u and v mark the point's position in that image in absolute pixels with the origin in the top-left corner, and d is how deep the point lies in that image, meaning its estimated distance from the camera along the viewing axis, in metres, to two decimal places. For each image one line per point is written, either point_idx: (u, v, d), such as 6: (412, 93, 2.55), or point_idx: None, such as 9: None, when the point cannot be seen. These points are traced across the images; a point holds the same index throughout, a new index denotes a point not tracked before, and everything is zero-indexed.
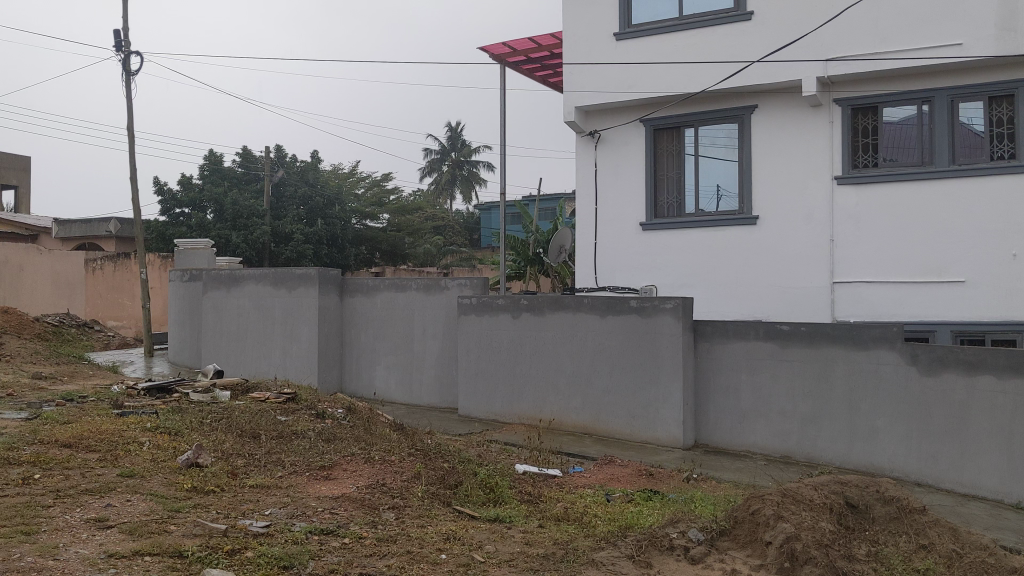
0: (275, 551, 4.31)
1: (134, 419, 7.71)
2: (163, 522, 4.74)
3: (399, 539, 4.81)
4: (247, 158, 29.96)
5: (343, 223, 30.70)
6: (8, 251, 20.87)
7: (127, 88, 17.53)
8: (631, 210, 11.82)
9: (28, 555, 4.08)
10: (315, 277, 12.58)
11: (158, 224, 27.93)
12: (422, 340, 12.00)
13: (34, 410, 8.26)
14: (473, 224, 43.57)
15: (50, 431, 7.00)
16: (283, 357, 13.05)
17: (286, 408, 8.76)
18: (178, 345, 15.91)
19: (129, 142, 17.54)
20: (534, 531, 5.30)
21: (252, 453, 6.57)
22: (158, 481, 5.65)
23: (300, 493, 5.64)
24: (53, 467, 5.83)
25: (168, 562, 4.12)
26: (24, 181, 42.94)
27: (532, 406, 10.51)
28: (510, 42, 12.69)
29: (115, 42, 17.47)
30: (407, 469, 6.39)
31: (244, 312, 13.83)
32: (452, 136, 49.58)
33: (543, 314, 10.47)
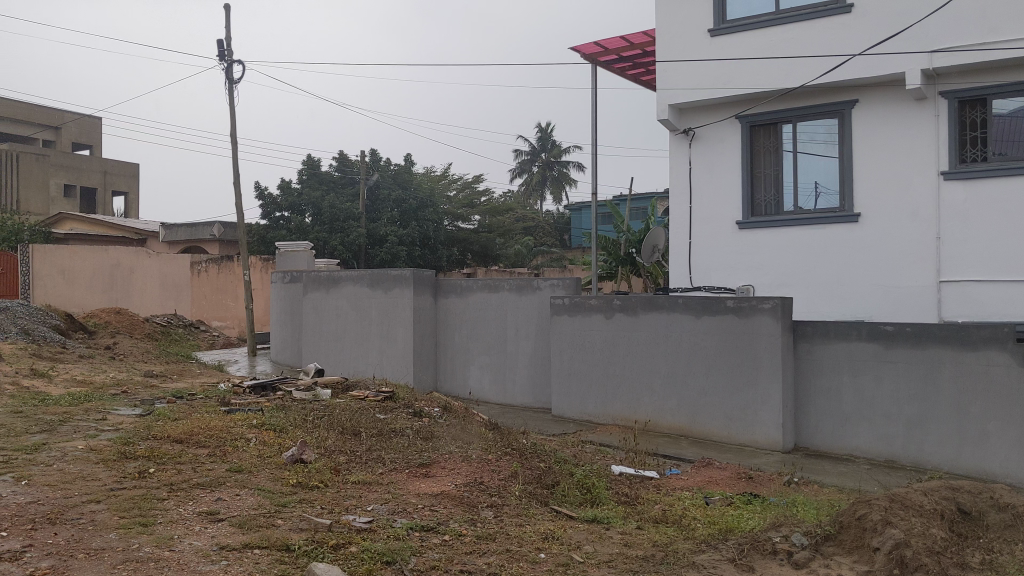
0: (378, 547, 4.39)
1: (242, 416, 7.97)
2: (270, 516, 4.88)
3: (499, 537, 4.85)
4: (343, 162, 30.56)
5: (436, 225, 31.06)
6: (118, 254, 21.93)
7: (229, 96, 18.09)
8: (727, 209, 11.65)
9: (146, 545, 4.26)
10: (410, 278, 12.77)
11: (259, 228, 28.83)
12: (515, 340, 12.05)
13: (148, 407, 8.62)
14: (563, 225, 43.52)
15: (163, 427, 7.29)
16: (380, 356, 13.29)
17: (385, 406, 8.91)
18: (279, 345, 16.33)
19: (231, 147, 18.11)
20: (632, 533, 5.28)
21: (353, 450, 6.72)
22: (265, 476, 5.82)
23: (401, 490, 5.73)
24: (166, 461, 6.07)
25: (277, 555, 4.24)
26: (133, 188, 44.81)
27: (626, 407, 10.46)
28: (602, 41, 12.63)
29: (218, 52, 18.05)
30: (503, 468, 6.43)
31: (342, 312, 14.14)
32: (541, 136, 49.62)
33: (637, 315, 10.39)
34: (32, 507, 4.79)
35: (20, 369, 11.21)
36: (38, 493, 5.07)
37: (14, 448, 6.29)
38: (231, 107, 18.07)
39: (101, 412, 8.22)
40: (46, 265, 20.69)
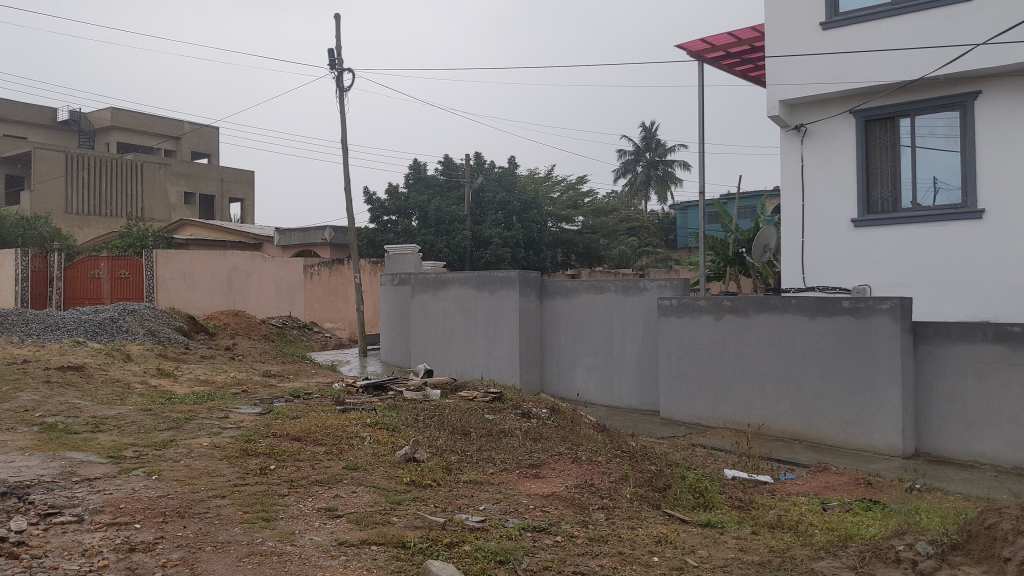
0: (491, 546, 4.43)
1: (356, 415, 8.15)
2: (386, 513, 4.97)
3: (611, 540, 4.83)
4: (449, 166, 30.93)
5: (540, 226, 31.12)
6: (234, 258, 23.01)
7: (340, 103, 18.54)
8: (841, 207, 11.32)
9: (269, 540, 4.40)
10: (516, 280, 12.85)
11: (367, 231, 29.48)
12: (622, 341, 11.97)
13: (267, 406, 8.91)
14: (668, 225, 43.00)
15: (282, 425, 7.53)
16: (487, 357, 13.40)
17: (493, 406, 8.99)
18: (387, 346, 16.62)
19: (342, 154, 18.55)
20: (747, 538, 5.18)
21: (464, 449, 6.80)
22: (380, 474, 5.94)
23: (512, 490, 5.76)
24: (286, 458, 6.27)
25: (393, 552, 4.32)
26: (249, 195, 46.35)
27: (737, 410, 10.27)
28: (708, 38, 12.44)
29: (329, 61, 18.54)
30: (614, 470, 6.40)
31: (449, 314, 14.32)
32: (645, 135, 49.18)
33: (748, 316, 10.19)
34: (163, 501, 5.01)
35: (148, 369, 11.77)
36: (168, 487, 5.31)
37: (145, 444, 6.60)
38: (341, 114, 18.52)
39: (224, 410, 8.54)
40: (168, 269, 22.01)
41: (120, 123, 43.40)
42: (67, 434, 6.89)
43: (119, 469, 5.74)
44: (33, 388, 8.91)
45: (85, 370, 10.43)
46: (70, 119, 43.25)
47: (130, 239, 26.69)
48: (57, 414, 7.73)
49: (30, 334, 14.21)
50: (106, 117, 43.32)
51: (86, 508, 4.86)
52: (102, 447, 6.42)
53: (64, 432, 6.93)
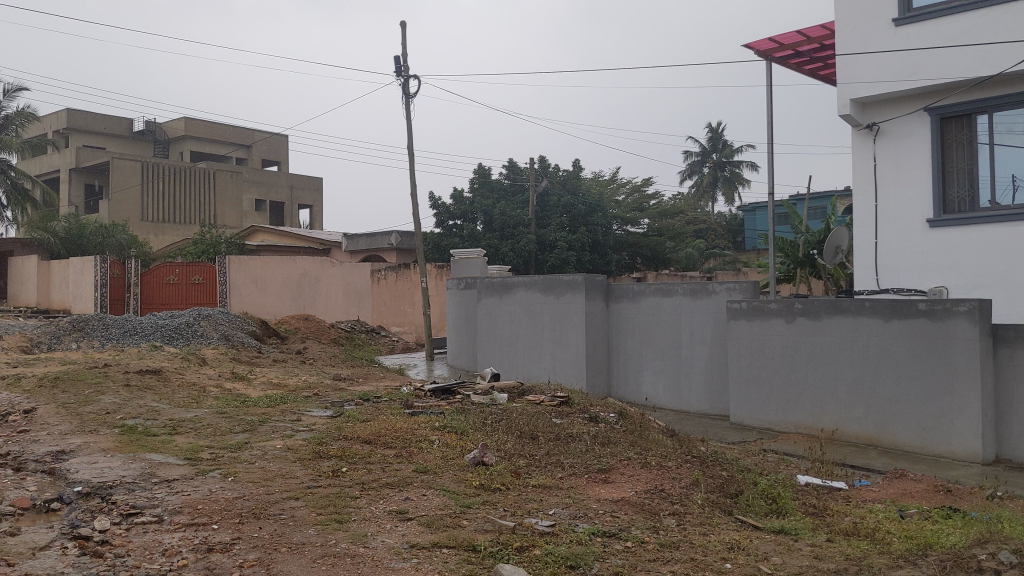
0: (561, 551, 4.42)
1: (425, 419, 8.22)
2: (456, 517, 5.00)
3: (683, 546, 4.78)
4: (514, 170, 31.01)
5: (605, 229, 30.97)
6: (304, 264, 23.50)
7: (406, 110, 18.72)
8: (916, 206, 11.04)
9: (342, 541, 4.46)
10: (582, 284, 12.81)
11: (433, 236, 29.74)
12: (690, 345, 11.84)
13: (338, 409, 9.04)
14: (736, 227, 42.44)
15: (353, 428, 7.62)
16: (554, 360, 13.38)
17: (561, 410, 8.98)
18: (454, 350, 16.71)
19: (408, 159, 18.73)
20: (823, 545, 5.08)
21: (532, 453, 6.80)
22: (450, 477, 5.98)
23: (581, 495, 5.74)
24: (357, 460, 6.36)
25: (463, 555, 4.35)
26: (318, 202, 47.10)
27: (809, 415, 10.07)
28: (776, 37, 12.22)
29: (395, 69, 18.74)
30: (683, 476, 6.33)
31: (515, 318, 14.34)
32: (712, 136, 48.68)
33: (820, 319, 10.01)
34: (239, 502, 5.12)
35: (223, 372, 12.04)
36: (244, 489, 5.42)
37: (221, 446, 6.75)
38: (407, 121, 18.70)
39: (296, 413, 8.69)
40: (242, 275, 22.69)
41: (193, 133, 44.53)
42: (147, 436, 7.09)
43: (196, 471, 5.88)
44: (114, 391, 9.19)
45: (162, 374, 10.72)
46: (146, 130, 44.50)
47: (204, 245, 27.34)
48: (137, 417, 7.96)
49: (110, 339, 14.66)
50: (180, 127, 44.46)
51: (165, 509, 4.99)
52: (180, 449, 6.58)
53: (144, 435, 7.13)
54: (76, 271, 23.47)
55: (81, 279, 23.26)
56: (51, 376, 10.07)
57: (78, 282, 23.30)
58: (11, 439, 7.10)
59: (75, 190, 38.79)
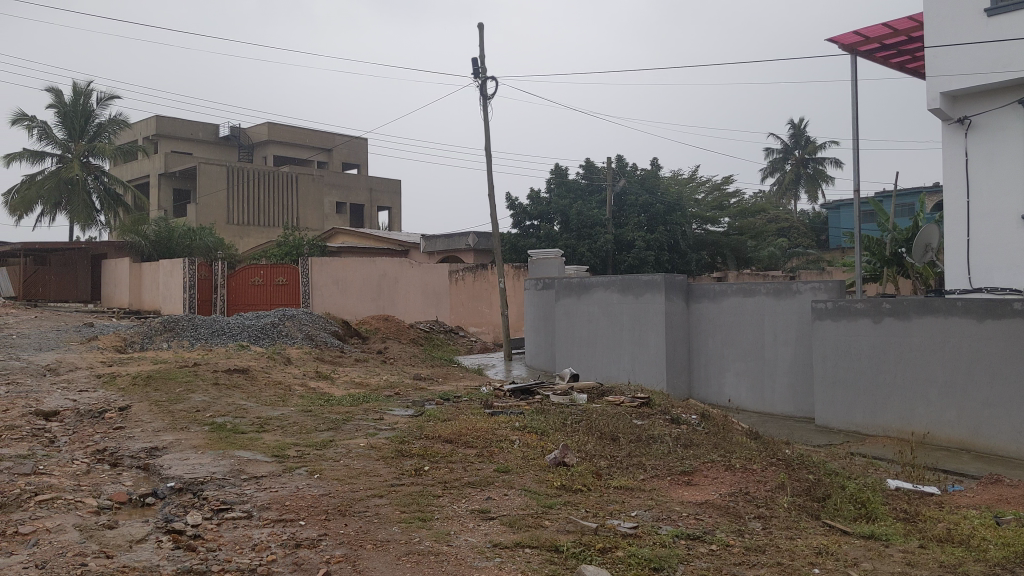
0: (644, 553, 4.38)
1: (506, 419, 8.24)
2: (538, 517, 5.00)
3: (769, 550, 4.69)
4: (591, 170, 30.96)
5: (684, 229, 30.57)
6: (384, 264, 23.84)
7: (484, 112, 18.80)
8: (1011, 202, 10.66)
9: (426, 539, 4.51)
10: (662, 284, 12.69)
11: (510, 237, 29.85)
12: (774, 346, 11.63)
13: (419, 409, 9.13)
14: (819, 225, 41.48)
15: (434, 427, 7.68)
16: (633, 361, 13.27)
17: (642, 411, 8.90)
18: (532, 350, 16.71)
19: (486, 161, 18.80)
20: (915, 551, 4.93)
21: (613, 454, 6.77)
22: (531, 477, 5.98)
23: (663, 497, 5.68)
24: (439, 459, 6.41)
25: (546, 555, 4.34)
26: (396, 204, 47.65)
27: (898, 417, 9.79)
28: (862, 29, 11.89)
29: (473, 70, 18.85)
30: (769, 479, 6.22)
31: (594, 318, 14.27)
32: (794, 133, 47.72)
33: (909, 319, 9.74)
34: (326, 499, 5.20)
35: (307, 372, 12.25)
36: (329, 486, 5.50)
37: (306, 444, 6.87)
38: (485, 122, 18.77)
39: (379, 413, 8.78)
40: (323, 276, 23.20)
41: (276, 137, 45.54)
42: (235, 434, 7.26)
43: (283, 468, 6.00)
44: (203, 390, 9.43)
45: (249, 373, 10.97)
46: (231, 135, 45.65)
47: (287, 247, 27.95)
48: (226, 415, 8.17)
49: (199, 339, 15.09)
50: (263, 132, 45.52)
51: (254, 505, 5.10)
52: (268, 446, 6.72)
53: (233, 432, 7.30)
54: (166, 273, 24.24)
55: (170, 281, 24.00)
56: (144, 374, 10.39)
57: (168, 283, 24.05)
58: (107, 436, 7.35)
59: (165, 195, 40.05)
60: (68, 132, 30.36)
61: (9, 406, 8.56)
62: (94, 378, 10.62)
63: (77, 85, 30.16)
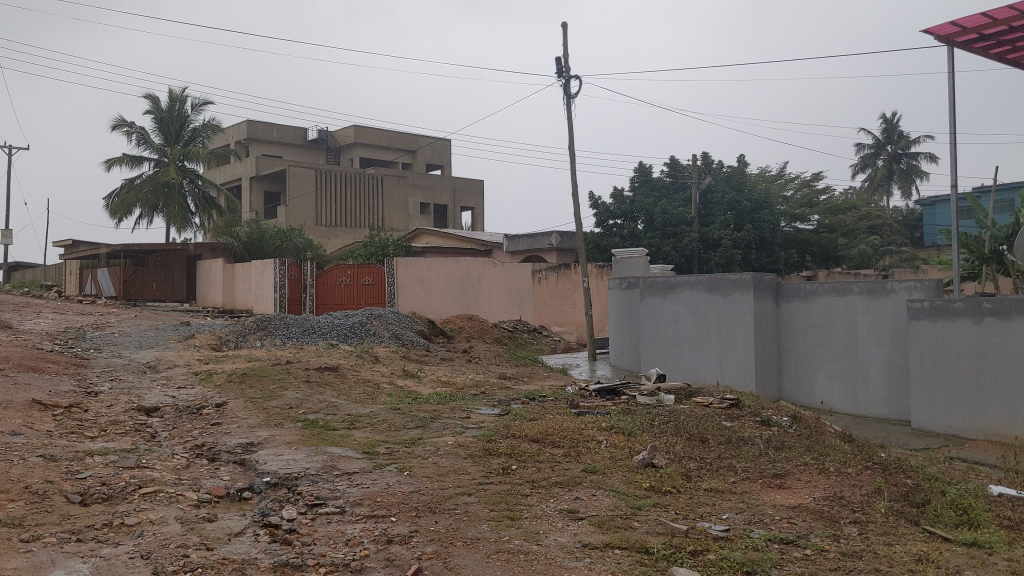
0: (736, 556, 4.31)
1: (593, 419, 8.21)
2: (627, 518, 4.97)
3: (866, 555, 4.57)
4: (675, 168, 30.74)
5: (773, 226, 29.95)
6: (466, 264, 24.00)
7: (567, 111, 18.78)
8: None
9: (515, 538, 4.52)
10: (750, 284, 12.48)
11: (593, 235, 29.77)
12: (867, 347, 11.33)
13: (505, 407, 9.16)
14: (913, 222, 40.17)
15: (521, 427, 7.69)
16: (721, 361, 13.07)
17: (731, 413, 8.77)
18: (617, 350, 16.60)
19: (570, 160, 18.74)
20: (1021, 561, 4.73)
21: (702, 457, 6.68)
22: (619, 478, 5.94)
23: (755, 500, 5.58)
24: (526, 459, 6.41)
25: (637, 557, 4.31)
26: (479, 204, 47.91)
27: (1000, 420, 9.43)
28: (959, 18, 11.48)
29: (557, 69, 18.84)
30: (865, 483, 6.05)
31: (680, 318, 14.11)
32: (886, 127, 46.42)
33: (1011, 319, 9.38)
34: (416, 496, 5.26)
35: (395, 370, 12.41)
36: (419, 483, 5.57)
37: (396, 441, 6.96)
38: (569, 121, 18.73)
39: (465, 411, 8.84)
40: (408, 276, 23.81)
41: (362, 139, 46.38)
42: (326, 430, 7.41)
43: (374, 465, 6.09)
44: (295, 387, 9.65)
45: (339, 371, 11.19)
46: (319, 138, 46.61)
47: (373, 248, 28.40)
48: (317, 412, 8.35)
49: (290, 337, 15.43)
50: (350, 134, 46.37)
51: (346, 501, 5.20)
52: (358, 443, 6.84)
53: (324, 429, 7.45)
54: (258, 273, 24.89)
55: (262, 282, 24.63)
56: (239, 372, 10.68)
57: (260, 283, 24.70)
58: (204, 431, 7.59)
59: (256, 198, 41.10)
60: (164, 138, 31.41)
61: (112, 402, 8.90)
62: (191, 375, 10.97)
63: (173, 91, 31.19)
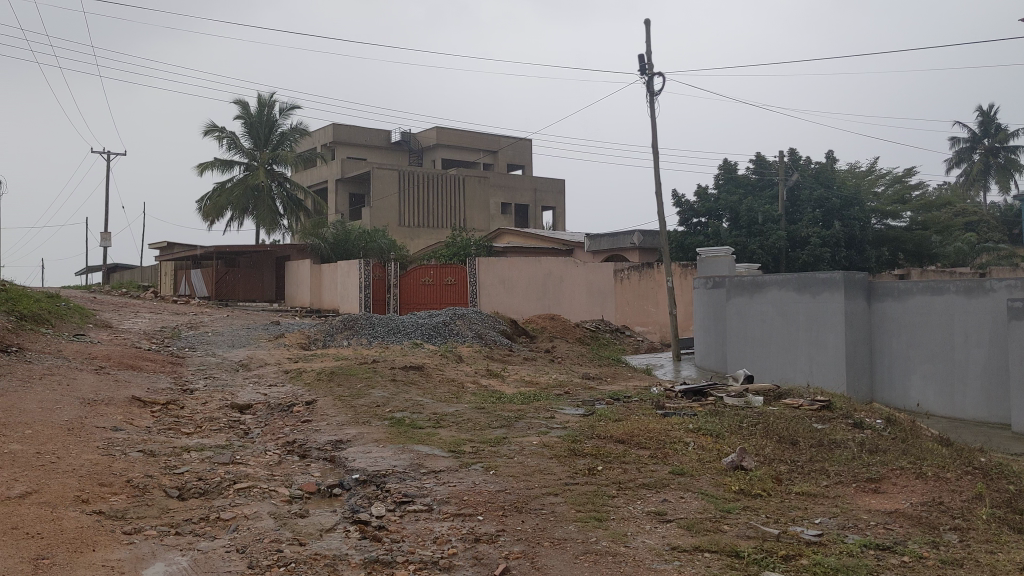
0: (830, 562, 4.20)
1: (680, 420, 8.11)
2: (717, 521, 4.89)
3: (967, 563, 4.40)
4: (761, 165, 30.21)
5: (863, 223, 29.15)
6: (549, 264, 24.03)
7: (650, 108, 18.59)
8: None
9: (603, 539, 4.49)
10: (841, 282, 12.19)
11: (677, 234, 29.48)
12: (965, 348, 10.94)
13: (590, 408, 9.12)
14: (1013, 218, 38.66)
15: (607, 427, 7.66)
16: (810, 362, 12.79)
17: (822, 415, 8.56)
18: (704, 350, 16.39)
19: (653, 157, 18.53)
20: None
21: (793, 459, 6.53)
22: (707, 481, 5.86)
23: (849, 505, 5.44)
24: (612, 460, 6.37)
25: (727, 561, 4.24)
26: (560, 203, 47.83)
27: None
28: None
29: (639, 67, 18.67)
30: (964, 489, 5.83)
31: (768, 317, 13.85)
32: (983, 120, 44.83)
33: None
34: (503, 495, 5.28)
35: (479, 369, 12.49)
36: (505, 482, 5.59)
37: (481, 440, 6.99)
38: (652, 119, 18.53)
39: (549, 411, 8.83)
40: (490, 276, 24.36)
41: (444, 141, 46.82)
42: (413, 429, 7.48)
43: (460, 463, 6.14)
44: (382, 386, 9.79)
45: (424, 370, 11.30)
46: (402, 140, 47.23)
47: (456, 248, 28.62)
48: (404, 410, 8.44)
49: (376, 336, 15.67)
50: (433, 136, 46.86)
51: (434, 498, 5.24)
52: (444, 442, 6.90)
53: (411, 427, 7.52)
54: (344, 273, 25.36)
55: (348, 282, 25.10)
56: (327, 370, 10.87)
57: (346, 283, 25.18)
58: (295, 428, 7.74)
59: (342, 199, 41.84)
60: (254, 142, 32.23)
61: (207, 399, 9.16)
62: (282, 373, 11.22)
63: (262, 96, 31.93)
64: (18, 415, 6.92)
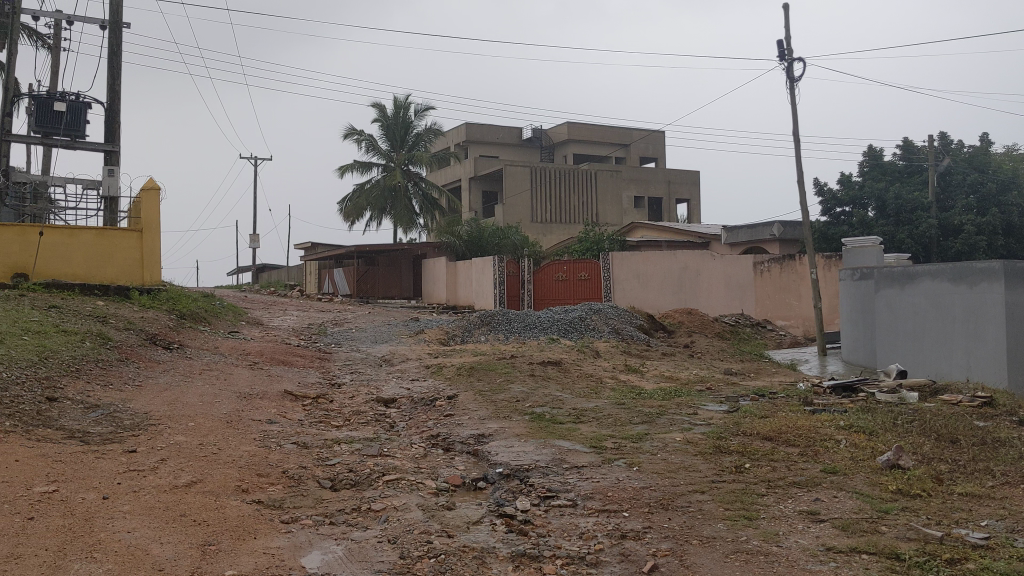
0: (1000, 566, 3.95)
1: (829, 418, 7.82)
2: (874, 522, 4.70)
3: None
4: (909, 149, 28.71)
5: None
6: (684, 256, 23.51)
7: (791, 94, 18.01)
8: None
9: (754, 538, 4.38)
10: (1000, 272, 11.52)
11: (820, 224, 28.64)
12: None
13: (734, 404, 8.92)
14: None
15: (752, 424, 7.47)
16: (968, 356, 12.11)
17: (984, 412, 8.11)
18: (851, 344, 15.80)
19: (794, 145, 17.94)
20: None
21: (955, 458, 6.21)
22: (861, 480, 5.62)
23: (1018, 507, 5.11)
24: (760, 458, 6.20)
25: (887, 563, 4.06)
26: (695, 196, 46.89)
27: None
28: None
29: (778, 53, 18.14)
30: None
31: (920, 309, 13.21)
32: None
33: None
34: (647, 492, 5.22)
35: (616, 365, 12.43)
36: (649, 479, 5.52)
37: (623, 436, 6.95)
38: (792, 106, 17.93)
39: (692, 407, 8.70)
40: (623, 270, 23.71)
41: (575, 136, 46.70)
42: (554, 424, 7.50)
43: (602, 459, 6.11)
44: (521, 381, 9.87)
45: (562, 366, 11.30)
46: (534, 137, 47.55)
47: (590, 243, 28.55)
48: (543, 405, 8.46)
49: (513, 332, 15.81)
50: (564, 131, 46.92)
51: (578, 494, 5.23)
52: (585, 437, 6.88)
53: (552, 422, 7.54)
54: (480, 270, 25.72)
55: (484, 279, 25.46)
56: (467, 365, 11.02)
57: (483, 281, 25.52)
58: (439, 422, 7.88)
59: (475, 197, 42.45)
60: (390, 143, 33.05)
61: (354, 393, 9.45)
62: (423, 368, 11.45)
63: (398, 99, 32.68)
64: (182, 408, 7.32)
